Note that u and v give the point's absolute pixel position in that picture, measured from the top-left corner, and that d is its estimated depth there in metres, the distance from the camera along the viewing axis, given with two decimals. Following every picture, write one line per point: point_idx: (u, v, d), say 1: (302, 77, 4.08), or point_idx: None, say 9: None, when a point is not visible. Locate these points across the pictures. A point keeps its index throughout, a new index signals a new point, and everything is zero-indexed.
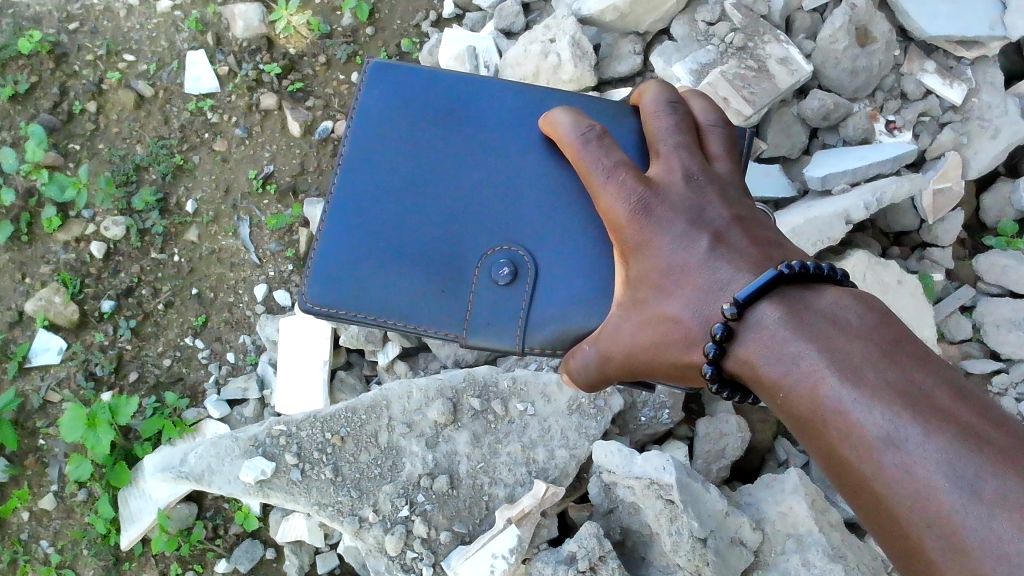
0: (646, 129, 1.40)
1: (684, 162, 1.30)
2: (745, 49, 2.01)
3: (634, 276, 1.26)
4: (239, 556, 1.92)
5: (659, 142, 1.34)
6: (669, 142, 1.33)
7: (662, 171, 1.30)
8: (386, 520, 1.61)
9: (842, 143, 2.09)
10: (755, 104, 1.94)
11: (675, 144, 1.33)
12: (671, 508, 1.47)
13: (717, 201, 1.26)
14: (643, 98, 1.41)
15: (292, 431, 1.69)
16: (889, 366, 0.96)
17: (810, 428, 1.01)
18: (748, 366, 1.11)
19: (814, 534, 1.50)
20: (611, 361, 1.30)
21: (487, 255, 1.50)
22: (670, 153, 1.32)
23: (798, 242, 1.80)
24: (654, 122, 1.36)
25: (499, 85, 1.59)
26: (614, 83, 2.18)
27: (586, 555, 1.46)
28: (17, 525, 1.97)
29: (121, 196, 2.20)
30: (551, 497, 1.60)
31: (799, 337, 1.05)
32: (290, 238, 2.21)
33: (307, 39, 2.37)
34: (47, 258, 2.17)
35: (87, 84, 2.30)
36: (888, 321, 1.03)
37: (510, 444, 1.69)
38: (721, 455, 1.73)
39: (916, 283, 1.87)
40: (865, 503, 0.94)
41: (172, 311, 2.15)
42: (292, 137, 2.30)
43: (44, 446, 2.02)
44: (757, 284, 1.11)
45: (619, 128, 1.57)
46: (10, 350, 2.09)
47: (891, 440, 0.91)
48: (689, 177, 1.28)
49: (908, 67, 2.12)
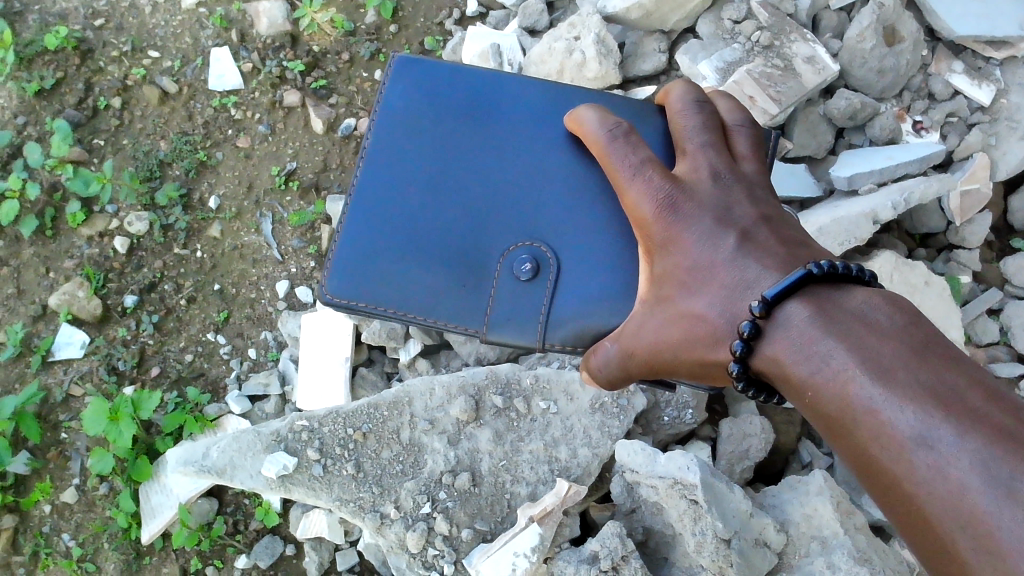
0: (672, 128, 1.39)
1: (711, 160, 1.29)
2: (771, 47, 2.00)
3: (659, 273, 1.24)
4: (259, 552, 1.91)
5: (686, 140, 1.33)
6: (695, 140, 1.32)
7: (689, 169, 1.29)
8: (407, 516, 1.61)
9: (869, 143, 2.07)
10: (782, 103, 1.93)
11: (702, 143, 1.32)
12: (695, 508, 1.46)
13: (744, 199, 1.24)
14: (669, 96, 1.40)
15: (315, 427, 1.69)
16: (922, 367, 0.94)
17: (840, 428, 0.99)
18: (776, 365, 1.09)
19: (839, 536, 1.48)
20: (633, 357, 1.27)
21: (509, 251, 1.49)
22: (697, 151, 1.30)
23: (823, 241, 1.79)
24: (681, 121, 1.35)
25: (524, 83, 1.59)
26: (639, 81, 2.17)
27: (609, 554, 1.45)
28: (38, 518, 1.97)
29: (145, 191, 2.21)
30: (573, 496, 1.57)
31: (829, 336, 1.03)
32: (312, 234, 2.21)
33: (331, 36, 2.38)
34: (71, 252, 2.18)
35: (113, 80, 2.32)
36: (919, 322, 1.01)
37: (533, 442, 1.68)
38: (745, 456, 1.71)
39: (944, 285, 1.85)
40: (895, 505, 0.92)
41: (194, 306, 2.15)
42: (315, 134, 2.30)
43: (66, 439, 2.03)
44: (786, 281, 1.09)
45: (645, 126, 1.56)
46: (34, 344, 2.10)
47: (924, 440, 0.89)
48: (716, 174, 1.27)
49: (936, 67, 2.11)
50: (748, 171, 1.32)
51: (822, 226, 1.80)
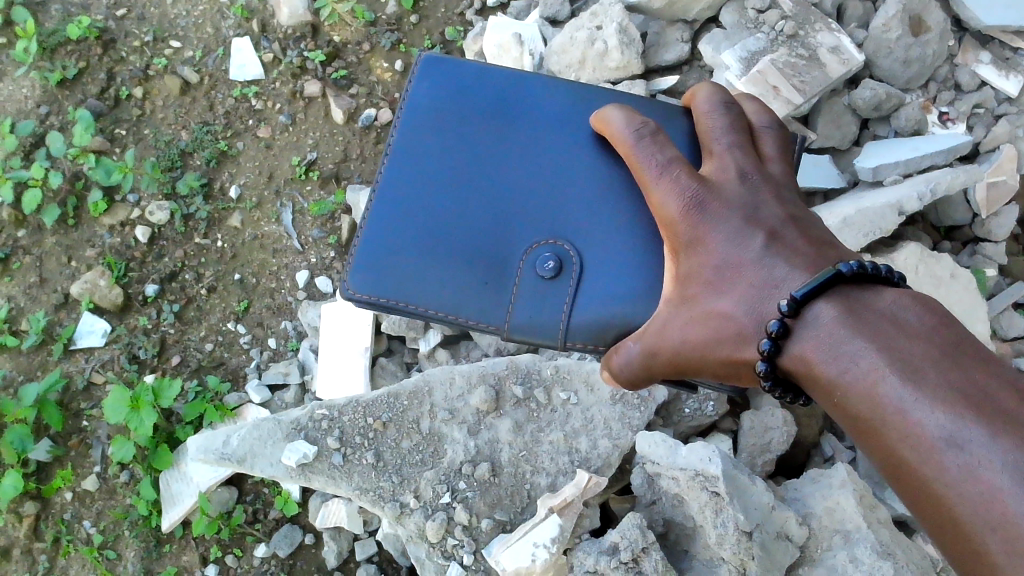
0: (699, 130, 1.37)
1: (739, 161, 1.27)
2: (796, 37, 1.98)
3: (684, 273, 1.22)
4: (279, 541, 1.92)
5: (713, 141, 1.31)
6: (722, 141, 1.30)
7: (716, 169, 1.27)
8: (427, 506, 1.61)
9: (894, 134, 2.05)
10: (807, 93, 1.92)
11: (729, 143, 1.30)
12: (716, 501, 1.44)
13: (772, 200, 1.23)
14: (695, 98, 1.39)
15: (335, 415, 1.69)
16: (953, 369, 0.93)
17: (869, 429, 0.98)
18: (803, 364, 1.07)
19: (861, 530, 1.46)
20: (659, 356, 1.23)
21: (532, 249, 1.47)
22: (725, 152, 1.29)
23: (847, 233, 1.78)
24: (707, 122, 1.33)
25: (550, 84, 1.58)
26: (661, 71, 2.15)
27: (630, 545, 1.43)
28: (60, 505, 1.98)
29: (166, 180, 2.22)
30: (593, 488, 1.57)
31: (859, 336, 1.01)
32: (332, 225, 2.20)
33: (352, 26, 2.37)
34: (92, 241, 2.19)
35: (134, 70, 2.33)
36: (950, 323, 1.00)
37: (553, 433, 1.68)
38: (766, 448, 1.69)
39: (970, 277, 1.82)
40: (924, 506, 0.91)
41: (215, 296, 2.15)
42: (336, 124, 2.29)
43: (87, 427, 2.04)
44: (815, 281, 1.08)
45: (670, 128, 1.54)
46: (56, 332, 2.11)
47: (954, 440, 0.88)
48: (743, 175, 1.25)
49: (963, 58, 2.08)
50: (775, 172, 1.30)
51: (848, 218, 1.78)
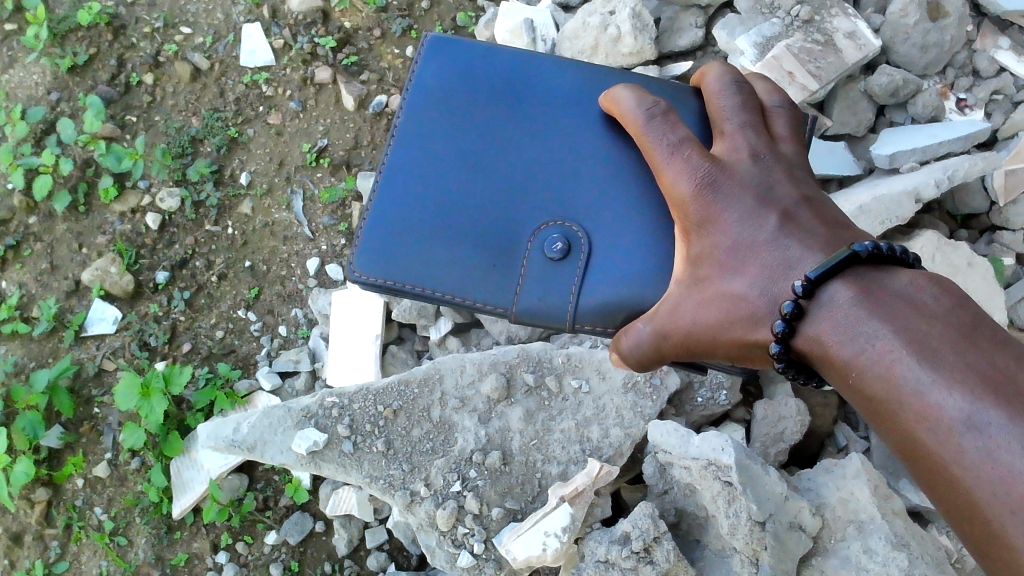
0: (709, 109, 1.35)
1: (751, 140, 1.25)
2: (811, 22, 1.95)
3: (696, 253, 1.20)
4: (289, 528, 1.91)
5: (724, 120, 1.29)
6: (734, 120, 1.28)
7: (728, 149, 1.25)
8: (437, 494, 1.60)
9: (910, 121, 2.03)
10: (823, 78, 1.90)
11: (741, 123, 1.28)
12: (729, 490, 1.42)
13: (785, 180, 1.21)
14: (705, 77, 1.37)
15: (344, 403, 1.68)
16: (970, 350, 0.91)
17: (886, 412, 0.96)
18: (819, 346, 1.06)
19: (876, 521, 1.45)
20: (668, 339, 1.22)
21: (541, 230, 1.45)
22: (736, 131, 1.27)
23: (863, 219, 1.76)
24: (718, 101, 1.31)
25: (558, 64, 1.56)
26: (674, 57, 2.14)
27: (641, 535, 1.42)
28: (72, 491, 1.99)
29: (177, 167, 2.21)
30: (605, 477, 1.56)
31: (874, 317, 1.00)
32: (343, 212, 2.19)
33: (362, 12, 2.36)
34: (103, 228, 2.19)
35: (145, 56, 2.32)
36: (967, 303, 0.98)
37: (564, 421, 1.67)
38: (779, 438, 1.68)
39: (988, 266, 1.80)
40: (941, 489, 0.89)
41: (226, 283, 2.15)
42: (346, 111, 2.28)
43: (98, 414, 2.04)
44: (830, 261, 1.06)
45: (681, 108, 1.53)
46: (67, 319, 2.11)
47: (972, 422, 0.86)
48: (756, 154, 1.23)
49: (981, 44, 2.04)
50: (787, 152, 1.28)
51: (864, 205, 1.76)
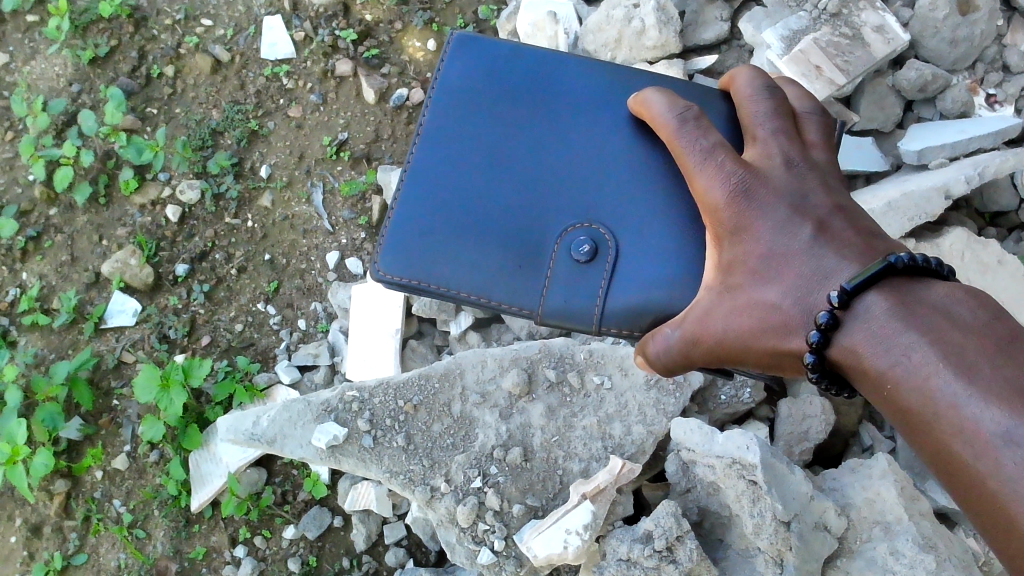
0: (739, 114, 1.32)
1: (784, 147, 1.22)
2: (839, 15, 1.92)
3: (728, 261, 1.17)
4: (307, 523, 1.90)
5: (756, 126, 1.26)
6: (766, 126, 1.25)
7: (760, 155, 1.22)
8: (457, 490, 1.58)
9: (939, 117, 1.99)
10: (850, 73, 1.87)
11: (773, 129, 1.25)
12: (753, 489, 1.40)
13: (819, 188, 1.18)
14: (734, 82, 1.34)
15: (364, 397, 1.67)
16: (1007, 364, 0.89)
17: (920, 424, 0.94)
18: (853, 358, 1.03)
19: (903, 522, 1.42)
20: (698, 345, 1.18)
21: (567, 232, 1.43)
22: (769, 137, 1.24)
23: (892, 216, 1.73)
24: (749, 106, 1.28)
25: (585, 66, 1.54)
26: (699, 51, 2.12)
27: (664, 534, 1.39)
28: (91, 483, 1.98)
29: (197, 159, 2.21)
30: (627, 474, 1.53)
31: (910, 329, 0.97)
32: (363, 205, 2.18)
33: (383, 5, 2.35)
34: (123, 220, 2.18)
35: (166, 48, 2.31)
36: (1004, 317, 0.96)
37: (586, 418, 1.66)
38: (804, 437, 1.66)
39: (1018, 265, 1.76)
40: (978, 503, 0.87)
41: (245, 276, 2.14)
42: (367, 104, 2.27)
43: (117, 406, 2.04)
44: (866, 272, 1.03)
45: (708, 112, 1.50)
46: (87, 311, 2.11)
47: (1011, 436, 0.84)
48: (789, 162, 1.21)
49: (1011, 38, 2.01)
50: (820, 159, 1.26)
51: (893, 201, 1.73)
